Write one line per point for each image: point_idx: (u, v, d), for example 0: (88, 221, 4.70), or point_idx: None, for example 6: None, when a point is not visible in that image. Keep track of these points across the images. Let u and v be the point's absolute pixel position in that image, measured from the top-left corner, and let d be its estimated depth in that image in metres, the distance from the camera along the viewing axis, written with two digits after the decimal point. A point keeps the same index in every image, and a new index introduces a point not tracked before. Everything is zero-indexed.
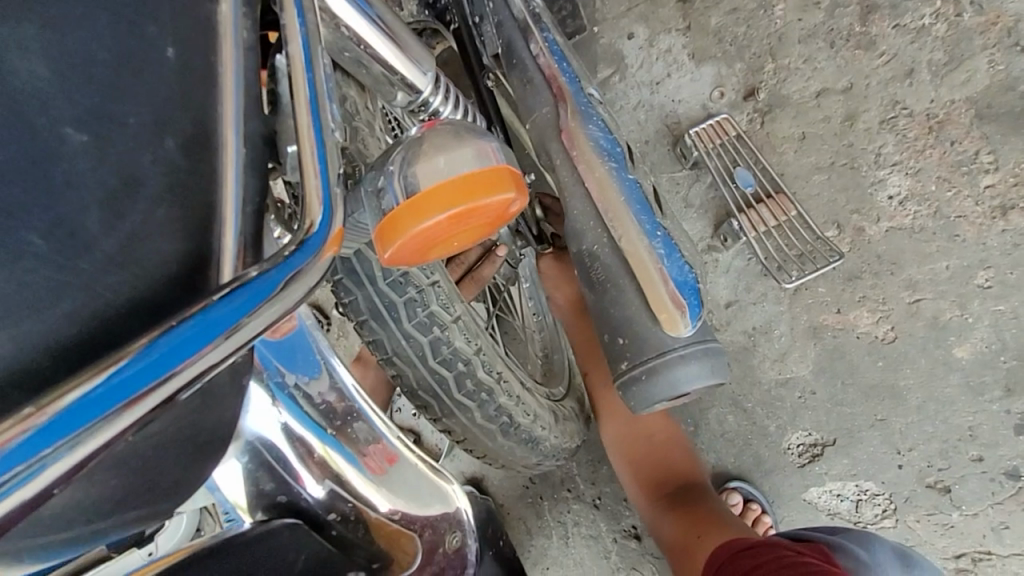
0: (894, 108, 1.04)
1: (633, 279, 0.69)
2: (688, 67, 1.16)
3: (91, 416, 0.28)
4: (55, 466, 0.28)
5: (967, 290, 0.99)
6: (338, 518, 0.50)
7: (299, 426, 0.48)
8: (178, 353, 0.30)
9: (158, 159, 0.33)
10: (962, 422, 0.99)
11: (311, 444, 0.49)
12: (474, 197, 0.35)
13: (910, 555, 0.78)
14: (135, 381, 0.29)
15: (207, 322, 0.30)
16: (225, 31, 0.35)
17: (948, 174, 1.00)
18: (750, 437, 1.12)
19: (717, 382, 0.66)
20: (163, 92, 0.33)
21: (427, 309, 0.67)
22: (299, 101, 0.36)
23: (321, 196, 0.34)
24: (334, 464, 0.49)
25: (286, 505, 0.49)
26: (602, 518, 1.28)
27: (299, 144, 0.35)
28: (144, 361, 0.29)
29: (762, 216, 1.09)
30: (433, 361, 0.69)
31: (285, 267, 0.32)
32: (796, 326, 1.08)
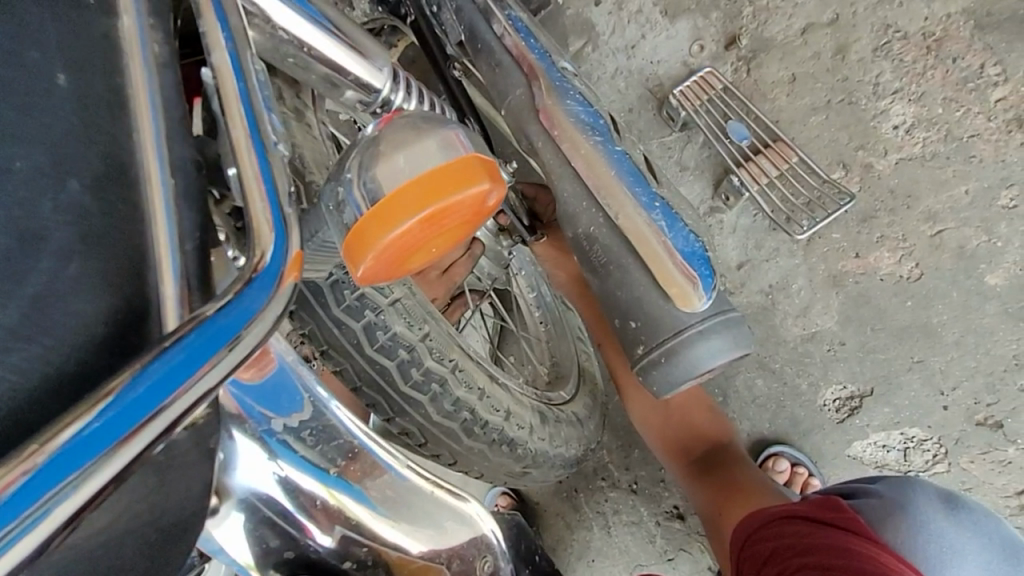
0: (887, 32, 0.98)
1: (637, 257, 0.64)
2: (663, 26, 1.11)
3: (31, 501, 0.24)
4: (4, 559, 0.23)
5: (992, 212, 0.93)
6: (355, 565, 0.45)
7: (296, 473, 0.44)
8: (125, 419, 0.26)
9: (61, 204, 0.28)
10: (1005, 351, 0.94)
11: (313, 492, 0.45)
12: (442, 196, 0.31)
13: (957, 498, 0.71)
14: (79, 457, 0.25)
15: (166, 371, 0.27)
16: (131, 48, 0.32)
17: (954, 94, 0.94)
18: (782, 399, 1.07)
19: (742, 353, 0.62)
20: (63, 126, 0.29)
21: (389, 331, 0.62)
22: (231, 114, 0.32)
23: (271, 219, 0.30)
24: (339, 504, 0.45)
25: (296, 560, 0.44)
26: (642, 503, 1.25)
27: (237, 165, 0.31)
28: (86, 434, 0.25)
29: (763, 168, 1.04)
30: (404, 385, 0.64)
31: (240, 307, 0.28)
32: (815, 278, 1.03)
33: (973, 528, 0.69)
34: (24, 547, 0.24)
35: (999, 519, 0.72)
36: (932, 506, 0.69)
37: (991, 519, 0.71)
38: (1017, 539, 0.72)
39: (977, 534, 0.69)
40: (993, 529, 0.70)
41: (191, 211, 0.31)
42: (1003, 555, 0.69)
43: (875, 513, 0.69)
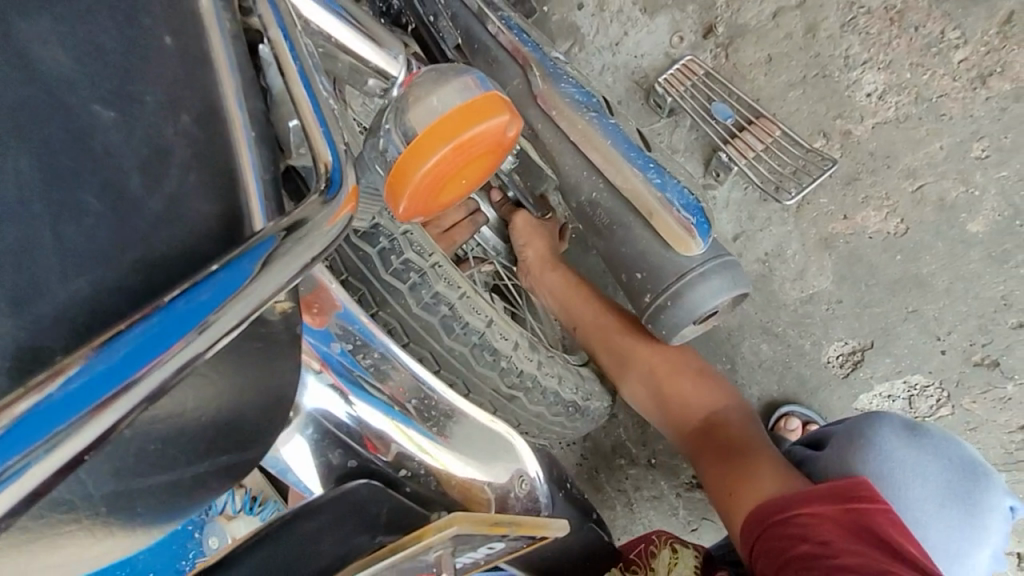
0: (852, 9, 1.05)
1: (637, 214, 0.70)
2: (643, 22, 1.19)
3: (70, 413, 0.26)
4: (42, 467, 0.25)
5: (967, 164, 0.99)
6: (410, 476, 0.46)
7: (355, 399, 0.45)
8: (152, 345, 0.27)
9: (181, 135, 0.33)
10: (994, 293, 0.98)
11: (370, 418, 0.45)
12: (470, 126, 0.38)
13: (919, 426, 0.75)
14: (112, 376, 0.26)
15: (191, 306, 0.28)
16: (208, 17, 0.36)
17: (920, 59, 1.01)
18: (788, 360, 1.12)
19: (741, 293, 0.67)
20: (171, 72, 0.34)
21: (401, 256, 0.61)
22: (291, 76, 0.38)
23: (329, 155, 0.36)
24: (407, 440, 0.46)
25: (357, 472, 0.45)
26: (661, 476, 1.28)
27: (300, 117, 0.37)
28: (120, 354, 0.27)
29: (749, 142, 1.10)
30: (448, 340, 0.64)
31: (256, 253, 0.30)
32: (807, 242, 1.09)
33: (933, 451, 0.73)
34: (57, 459, 0.25)
35: (959, 440, 0.75)
36: (892, 441, 0.73)
37: (952, 443, 0.74)
38: (980, 457, 0.75)
39: (937, 458, 0.73)
40: (953, 451, 0.74)
41: (267, 151, 0.36)
42: (963, 475, 0.73)
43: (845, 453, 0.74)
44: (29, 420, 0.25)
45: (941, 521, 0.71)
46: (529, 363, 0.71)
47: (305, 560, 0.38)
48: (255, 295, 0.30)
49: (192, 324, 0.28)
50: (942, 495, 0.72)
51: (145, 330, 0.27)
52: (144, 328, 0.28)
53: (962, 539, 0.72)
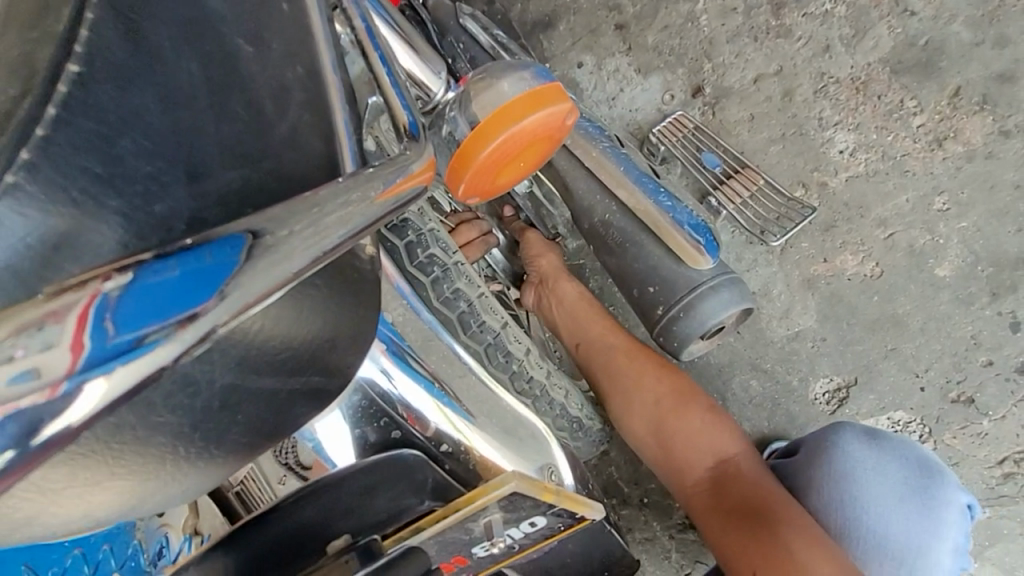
0: (823, 78, 1.19)
1: (650, 232, 0.75)
2: (638, 80, 1.30)
3: (154, 320, 0.23)
4: (121, 379, 0.22)
5: (931, 215, 1.09)
6: (450, 450, 0.46)
7: (400, 373, 0.45)
8: (217, 270, 0.24)
9: None
10: (964, 333, 1.06)
11: (413, 397, 0.45)
12: (541, 106, 0.42)
13: (879, 433, 0.86)
14: (191, 294, 0.24)
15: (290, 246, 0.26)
16: None
17: (883, 123, 1.14)
18: (777, 397, 1.15)
19: (746, 305, 0.72)
20: None
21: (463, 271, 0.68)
22: (372, 58, 0.41)
23: (408, 121, 0.38)
24: (445, 419, 0.46)
25: (400, 442, 0.45)
26: (654, 517, 1.26)
27: (382, 95, 0.40)
28: (195, 273, 0.24)
29: (736, 189, 1.19)
30: (465, 335, 0.66)
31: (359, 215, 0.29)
32: (791, 282, 1.16)
33: (892, 454, 0.84)
34: (133, 376, 0.22)
35: (914, 443, 0.86)
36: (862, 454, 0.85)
37: (908, 446, 0.85)
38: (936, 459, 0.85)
39: (896, 460, 0.84)
40: (908, 452, 0.85)
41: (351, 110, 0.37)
42: (920, 474, 0.84)
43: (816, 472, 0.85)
44: (105, 310, 0.23)
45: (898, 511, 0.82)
46: (539, 371, 0.75)
47: (364, 516, 0.40)
48: (311, 250, 0.27)
49: (229, 270, 0.25)
50: (905, 493, 0.83)
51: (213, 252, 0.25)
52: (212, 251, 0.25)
53: (925, 530, 0.81)
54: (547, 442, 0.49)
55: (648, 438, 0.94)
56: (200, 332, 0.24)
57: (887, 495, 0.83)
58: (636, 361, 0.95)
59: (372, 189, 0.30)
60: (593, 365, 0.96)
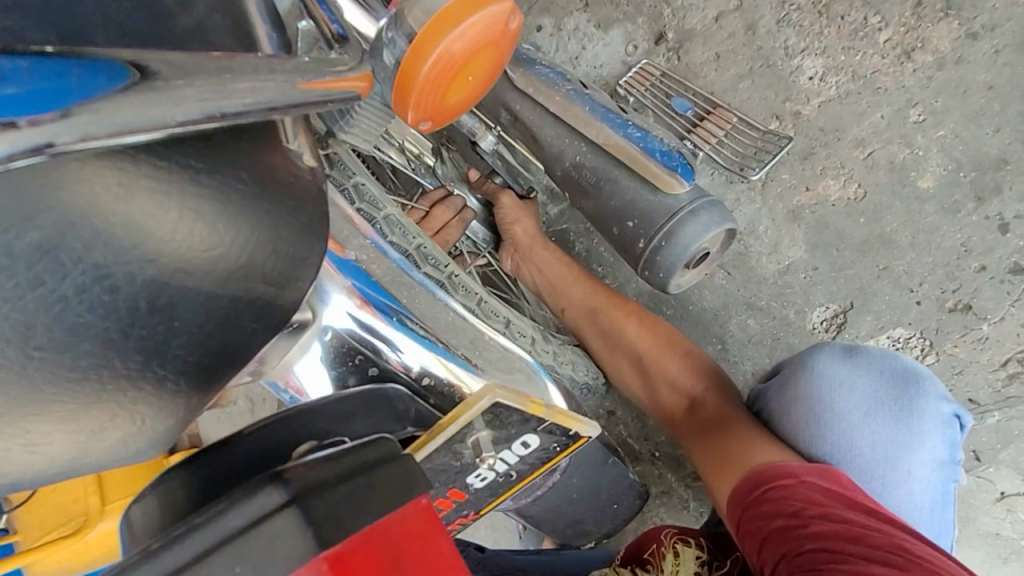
0: (784, 7, 1.17)
1: (624, 167, 0.73)
2: (599, 35, 1.28)
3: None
4: None
5: (907, 128, 1.08)
6: (435, 383, 0.44)
7: (371, 313, 0.43)
8: (75, 88, 0.26)
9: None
10: (954, 242, 1.05)
11: (389, 334, 0.43)
12: (480, 6, 0.40)
13: (857, 346, 0.78)
14: (40, 100, 0.25)
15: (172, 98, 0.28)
16: None
17: (850, 43, 1.13)
18: (776, 332, 1.14)
19: (728, 227, 0.70)
20: None
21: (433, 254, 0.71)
22: None
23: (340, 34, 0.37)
24: (427, 355, 0.44)
25: (381, 377, 0.43)
26: (668, 469, 1.25)
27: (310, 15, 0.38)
28: (58, 87, 0.26)
29: (711, 130, 1.17)
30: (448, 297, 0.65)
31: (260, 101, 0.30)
32: (776, 216, 1.14)
33: (866, 367, 0.76)
34: None
35: (892, 353, 0.77)
36: (834, 367, 0.76)
37: (888, 357, 0.77)
38: (915, 366, 0.77)
39: (871, 372, 0.76)
40: (886, 363, 0.77)
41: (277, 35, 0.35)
42: (893, 385, 0.76)
43: (783, 391, 0.79)
44: None
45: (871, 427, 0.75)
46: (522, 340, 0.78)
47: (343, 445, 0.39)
48: (198, 108, 0.28)
49: (93, 92, 0.26)
50: (875, 405, 0.75)
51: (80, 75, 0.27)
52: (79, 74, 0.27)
53: (896, 442, 0.74)
54: (536, 373, 0.48)
55: (633, 378, 0.95)
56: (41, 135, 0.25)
57: (856, 410, 0.75)
58: (613, 308, 0.94)
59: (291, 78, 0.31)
60: (576, 320, 0.96)
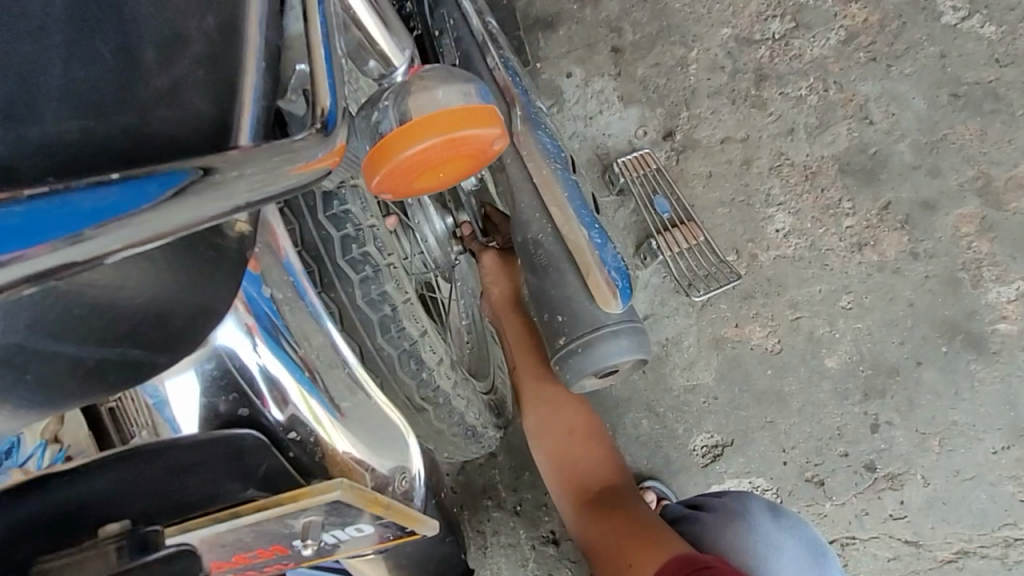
0: (780, 158, 1.25)
1: (574, 264, 0.76)
2: (618, 107, 1.34)
3: (123, 207, 0.31)
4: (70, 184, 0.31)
5: (835, 310, 1.17)
6: (297, 437, 0.49)
7: (272, 367, 0.48)
8: (102, 209, 0.30)
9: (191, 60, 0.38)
10: (832, 422, 1.14)
11: (285, 390, 0.49)
12: (464, 127, 0.42)
13: (778, 507, 0.93)
14: (106, 203, 0.30)
15: (98, 199, 0.31)
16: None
17: (819, 215, 1.21)
18: (661, 440, 1.21)
19: (641, 356, 0.74)
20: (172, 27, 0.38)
21: (362, 247, 0.61)
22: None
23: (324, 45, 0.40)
24: (305, 407, 0.49)
25: (247, 418, 0.48)
26: (522, 525, 1.32)
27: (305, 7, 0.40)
28: (108, 191, 0.31)
29: (676, 240, 1.26)
30: (381, 339, 0.64)
31: (129, 184, 0.31)
32: (702, 337, 1.22)
33: (791, 529, 0.91)
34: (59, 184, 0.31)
35: (807, 524, 0.94)
36: (757, 503, 0.93)
37: (805, 527, 0.93)
38: (818, 539, 0.94)
39: (794, 537, 0.90)
40: (804, 532, 0.92)
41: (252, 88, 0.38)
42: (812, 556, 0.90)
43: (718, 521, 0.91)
44: (119, 187, 0.31)
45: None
46: (447, 381, 0.71)
47: (175, 495, 0.41)
48: (217, 205, 0.33)
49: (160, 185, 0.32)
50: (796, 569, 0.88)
51: (96, 193, 0.31)
52: (97, 193, 0.31)
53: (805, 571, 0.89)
54: (405, 442, 0.52)
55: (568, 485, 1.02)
56: (72, 253, 0.29)
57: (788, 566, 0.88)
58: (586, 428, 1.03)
59: (285, 163, 0.35)
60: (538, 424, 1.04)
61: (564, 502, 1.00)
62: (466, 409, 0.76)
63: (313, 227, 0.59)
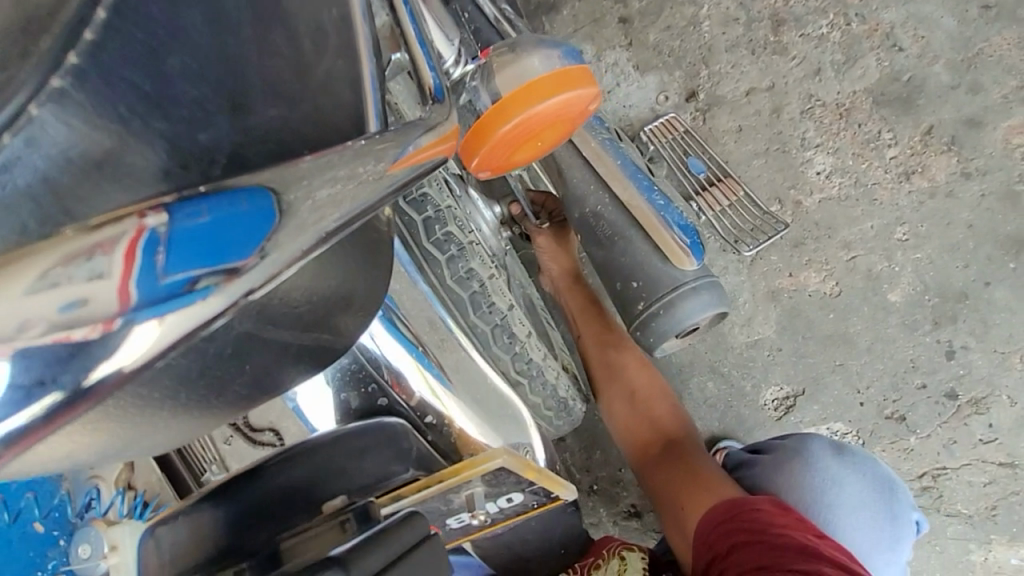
0: (810, 100, 1.23)
1: (639, 231, 0.76)
2: (635, 77, 1.33)
3: (260, 227, 0.25)
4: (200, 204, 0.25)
5: (891, 244, 1.15)
6: (431, 421, 0.53)
7: (393, 350, 0.52)
8: (250, 223, 0.25)
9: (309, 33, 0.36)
10: (904, 355, 1.12)
11: (406, 368, 0.53)
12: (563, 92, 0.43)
13: (844, 446, 0.98)
14: (232, 226, 0.25)
15: (239, 216, 0.25)
16: None
17: (860, 151, 1.19)
18: (730, 399, 1.21)
19: (721, 310, 0.73)
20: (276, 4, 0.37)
21: (445, 226, 0.62)
22: None
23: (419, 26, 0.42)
24: (423, 383, 0.53)
25: (385, 408, 0.53)
26: (601, 503, 1.33)
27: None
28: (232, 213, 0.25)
29: (717, 198, 1.25)
30: (474, 315, 0.64)
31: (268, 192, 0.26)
32: (757, 292, 1.21)
33: (852, 464, 0.96)
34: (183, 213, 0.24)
35: (876, 462, 0.99)
36: (819, 444, 0.97)
37: (871, 462, 0.98)
38: (890, 475, 1.00)
39: (855, 470, 0.96)
40: (871, 469, 0.97)
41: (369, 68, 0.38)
42: (878, 490, 0.97)
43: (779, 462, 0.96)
44: (247, 210, 0.25)
45: (887, 558, 0.95)
46: (537, 352, 0.72)
47: (353, 478, 0.46)
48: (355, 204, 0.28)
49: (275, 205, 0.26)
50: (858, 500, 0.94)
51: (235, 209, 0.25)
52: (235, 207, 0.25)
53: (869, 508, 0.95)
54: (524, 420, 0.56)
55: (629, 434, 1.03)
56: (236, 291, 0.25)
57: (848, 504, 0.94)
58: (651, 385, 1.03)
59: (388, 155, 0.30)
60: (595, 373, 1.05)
61: (629, 451, 1.02)
62: (558, 380, 0.77)
63: (397, 215, 0.60)
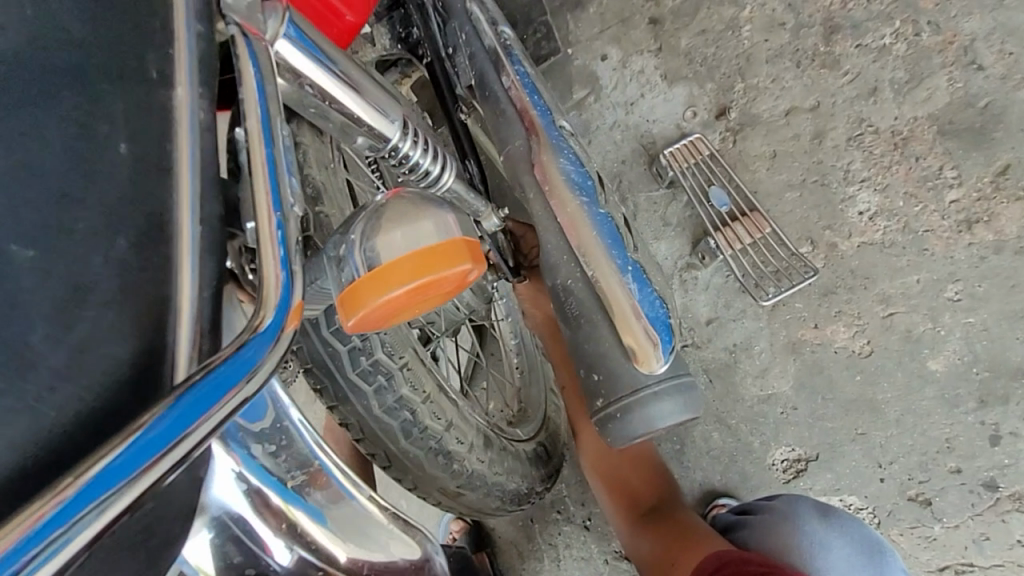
0: (861, 125, 1.06)
1: (607, 315, 0.69)
2: (661, 88, 1.16)
3: (160, 443, 0.31)
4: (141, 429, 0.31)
5: (938, 303, 1.00)
6: None
7: (259, 483, 0.52)
8: (165, 435, 0.31)
9: (111, 257, 0.35)
10: (940, 434, 1.01)
11: (272, 500, 0.52)
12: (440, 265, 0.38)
13: (831, 509, 0.90)
14: (157, 441, 0.31)
15: (168, 423, 0.31)
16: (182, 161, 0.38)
17: (914, 190, 1.02)
18: (735, 454, 1.13)
19: (691, 416, 0.66)
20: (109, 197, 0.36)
21: (371, 357, 0.63)
22: (253, 142, 0.39)
23: (271, 198, 0.38)
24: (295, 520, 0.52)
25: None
26: (593, 540, 1.31)
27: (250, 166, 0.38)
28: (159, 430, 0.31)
29: (737, 235, 1.10)
30: (403, 441, 0.66)
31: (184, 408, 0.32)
32: (775, 342, 1.10)
33: (840, 529, 0.87)
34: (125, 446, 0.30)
35: (863, 524, 0.90)
36: (805, 505, 0.90)
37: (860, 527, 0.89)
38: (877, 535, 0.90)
39: (844, 536, 0.87)
40: (857, 531, 0.88)
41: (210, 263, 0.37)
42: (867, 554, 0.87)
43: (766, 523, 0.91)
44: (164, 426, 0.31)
45: None
46: (476, 461, 0.73)
47: None
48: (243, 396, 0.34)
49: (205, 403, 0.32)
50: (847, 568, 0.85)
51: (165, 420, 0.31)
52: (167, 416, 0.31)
53: None
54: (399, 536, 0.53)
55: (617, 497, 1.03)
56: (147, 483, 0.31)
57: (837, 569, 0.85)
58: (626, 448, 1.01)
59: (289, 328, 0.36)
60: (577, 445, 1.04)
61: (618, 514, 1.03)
62: (504, 480, 0.78)
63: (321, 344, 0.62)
